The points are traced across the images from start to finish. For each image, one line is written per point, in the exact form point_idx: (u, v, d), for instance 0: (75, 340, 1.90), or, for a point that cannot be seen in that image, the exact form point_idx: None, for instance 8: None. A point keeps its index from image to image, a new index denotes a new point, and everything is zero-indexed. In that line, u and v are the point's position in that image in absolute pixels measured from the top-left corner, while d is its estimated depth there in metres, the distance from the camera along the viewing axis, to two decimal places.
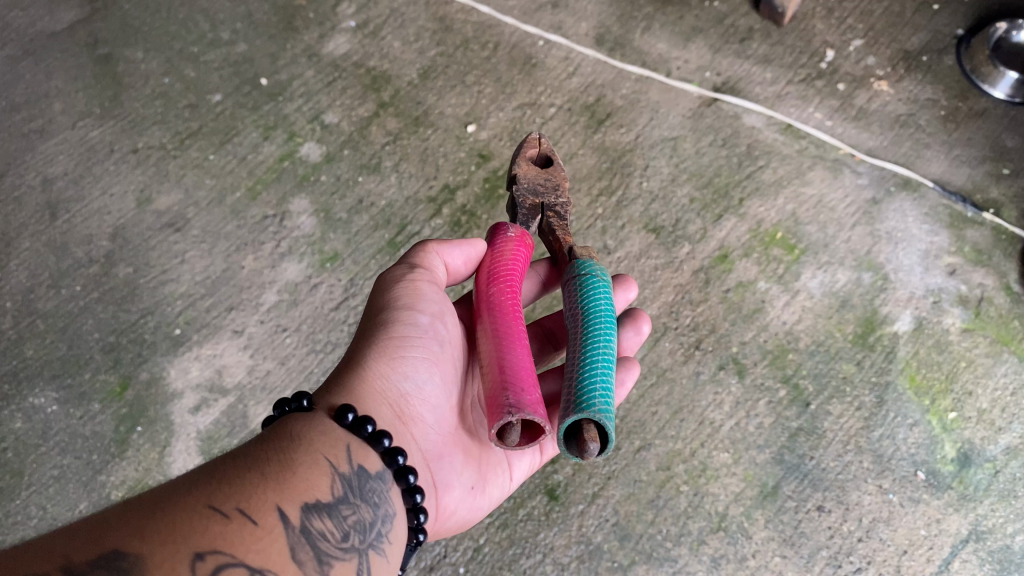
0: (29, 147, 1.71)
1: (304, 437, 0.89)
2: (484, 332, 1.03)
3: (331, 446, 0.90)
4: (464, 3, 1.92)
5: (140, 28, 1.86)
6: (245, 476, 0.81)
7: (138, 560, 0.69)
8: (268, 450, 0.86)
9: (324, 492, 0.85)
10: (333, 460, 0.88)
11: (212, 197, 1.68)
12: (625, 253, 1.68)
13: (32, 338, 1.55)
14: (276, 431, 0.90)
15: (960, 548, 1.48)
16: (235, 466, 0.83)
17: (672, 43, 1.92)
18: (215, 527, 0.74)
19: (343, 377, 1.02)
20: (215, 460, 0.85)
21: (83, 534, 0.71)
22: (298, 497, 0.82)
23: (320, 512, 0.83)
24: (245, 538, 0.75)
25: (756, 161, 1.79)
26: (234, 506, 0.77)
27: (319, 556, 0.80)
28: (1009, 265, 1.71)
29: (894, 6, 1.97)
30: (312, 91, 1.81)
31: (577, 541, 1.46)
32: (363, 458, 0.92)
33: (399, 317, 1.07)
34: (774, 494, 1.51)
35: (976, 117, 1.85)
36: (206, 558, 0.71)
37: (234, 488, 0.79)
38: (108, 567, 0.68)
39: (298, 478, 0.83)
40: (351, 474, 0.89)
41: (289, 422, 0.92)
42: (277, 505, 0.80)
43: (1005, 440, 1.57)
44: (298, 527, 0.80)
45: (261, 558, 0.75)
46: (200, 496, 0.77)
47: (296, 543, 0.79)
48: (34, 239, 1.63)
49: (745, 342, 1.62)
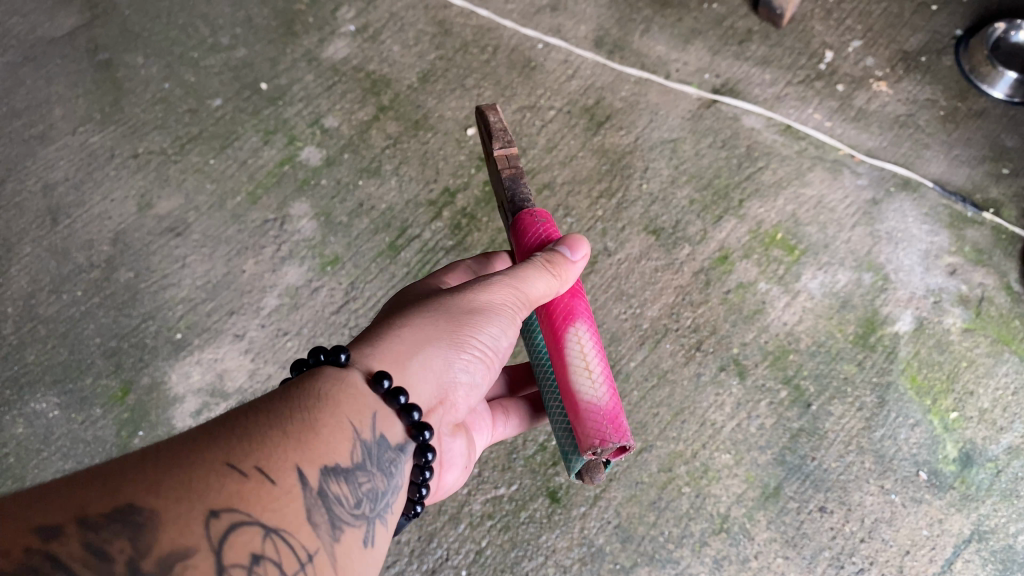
0: (29, 153, 1.72)
1: (332, 396, 0.85)
2: (588, 339, 1.06)
3: (359, 411, 0.86)
4: (463, 8, 1.93)
5: (140, 33, 1.87)
6: (267, 433, 0.78)
7: (153, 515, 0.66)
8: (294, 404, 0.82)
9: (345, 456, 0.82)
10: (358, 425, 0.85)
11: (213, 202, 1.69)
12: (625, 255, 1.68)
13: (33, 343, 1.55)
14: (304, 383, 0.85)
15: (963, 548, 1.48)
16: (257, 420, 0.79)
17: (671, 45, 1.92)
18: (231, 485, 0.72)
19: (405, 347, 0.96)
20: (235, 410, 0.81)
21: (96, 483, 0.68)
22: (318, 459, 0.79)
23: (338, 476, 0.81)
24: (262, 498, 0.73)
25: (756, 162, 1.80)
26: (253, 464, 0.74)
27: (333, 520, 0.78)
28: (1009, 264, 1.71)
29: (892, 8, 1.98)
30: (312, 96, 1.81)
31: (580, 544, 1.46)
32: (388, 426, 0.89)
33: (491, 326, 1.02)
34: (775, 495, 1.51)
35: (975, 117, 1.85)
36: (220, 516, 0.69)
37: (254, 445, 0.76)
38: (122, 522, 0.65)
39: (320, 440, 0.80)
40: (373, 441, 0.86)
41: (322, 375, 0.87)
42: (297, 465, 0.77)
43: (1006, 439, 1.56)
44: (316, 489, 0.78)
45: (277, 519, 0.73)
46: (219, 451, 0.74)
47: (312, 505, 0.76)
48: (35, 245, 1.64)
49: (746, 342, 1.62)
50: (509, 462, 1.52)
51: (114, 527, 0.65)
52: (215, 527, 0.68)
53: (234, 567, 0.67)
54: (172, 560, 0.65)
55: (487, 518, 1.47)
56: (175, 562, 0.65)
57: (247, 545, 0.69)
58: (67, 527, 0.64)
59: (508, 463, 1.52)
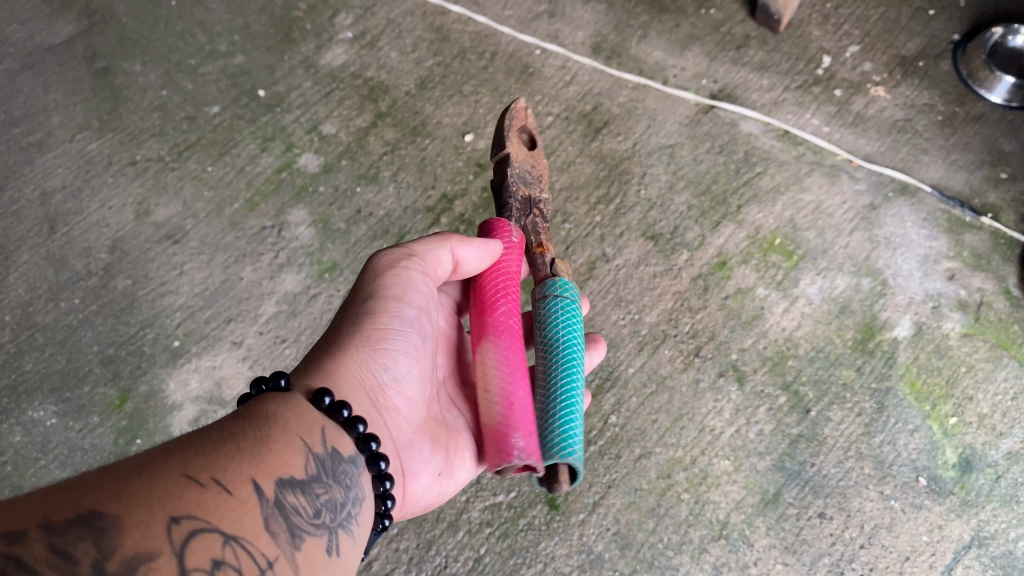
0: (27, 160, 1.72)
1: (281, 415, 0.89)
2: (495, 352, 1.03)
3: (307, 427, 0.89)
4: (460, 14, 1.93)
5: (138, 40, 1.87)
6: (220, 449, 0.81)
7: (115, 521, 0.68)
8: (244, 426, 0.86)
9: (300, 469, 0.85)
10: (308, 441, 0.88)
11: (211, 209, 1.69)
12: (623, 261, 1.68)
13: (31, 351, 1.55)
14: (252, 408, 0.89)
15: (963, 553, 1.48)
16: (211, 438, 0.82)
17: (668, 50, 1.92)
18: (190, 494, 0.74)
19: (320, 360, 1.01)
20: (189, 432, 0.84)
21: (58, 494, 0.69)
22: (272, 472, 0.82)
23: (295, 488, 0.83)
24: (220, 506, 0.75)
25: (754, 167, 1.80)
26: (210, 476, 0.77)
27: (292, 529, 0.79)
28: (1008, 269, 1.71)
29: (890, 13, 1.98)
30: (310, 102, 1.81)
31: (578, 551, 1.46)
32: (339, 441, 0.92)
33: (388, 305, 1.07)
34: (775, 502, 1.51)
35: (973, 122, 1.85)
36: (181, 522, 0.71)
37: (210, 459, 0.79)
38: (86, 527, 0.66)
39: (274, 454, 0.83)
40: (325, 454, 0.89)
41: (268, 398, 0.92)
42: (253, 477, 0.80)
43: (1006, 444, 1.56)
44: (273, 499, 0.80)
45: (236, 526, 0.74)
46: (176, 465, 0.76)
47: (271, 515, 0.78)
48: (33, 252, 1.63)
49: (745, 348, 1.62)
50: (507, 469, 1.51)
51: (78, 531, 0.66)
52: (176, 532, 0.70)
53: (196, 570, 0.68)
54: (136, 562, 0.66)
55: (486, 525, 1.47)
56: (138, 564, 0.66)
57: (208, 549, 0.70)
58: (33, 531, 0.65)
59: (507, 470, 1.51)
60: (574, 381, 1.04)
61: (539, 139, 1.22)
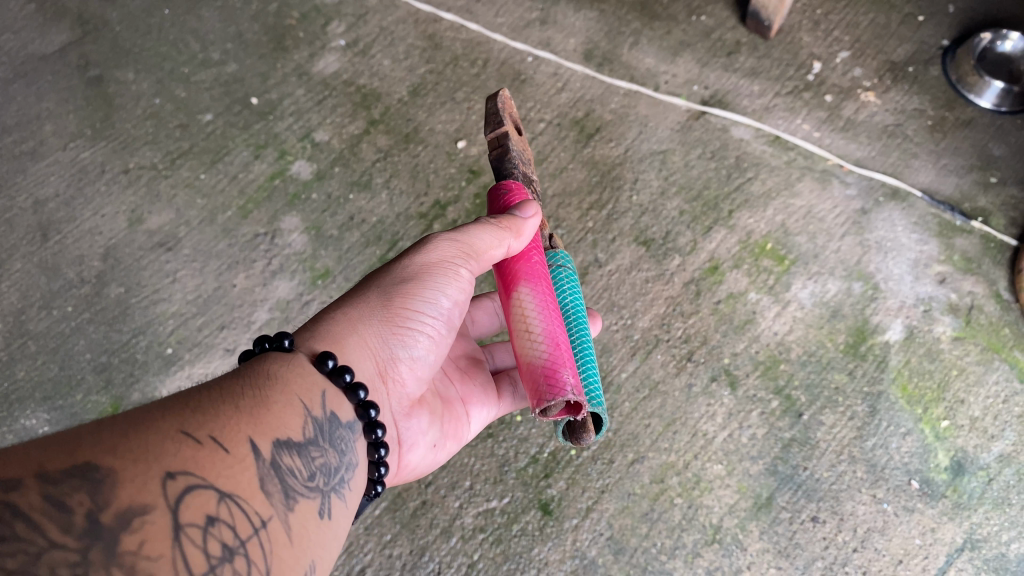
0: (21, 169, 1.73)
1: (280, 377, 0.88)
2: (531, 298, 1.03)
3: (306, 389, 0.89)
4: (453, 21, 1.94)
5: (130, 49, 1.87)
6: (218, 407, 0.80)
7: (111, 473, 0.66)
8: (243, 385, 0.85)
9: (296, 431, 0.85)
10: (306, 404, 0.88)
11: (204, 216, 1.69)
12: (616, 266, 1.69)
13: (23, 360, 1.55)
14: (253, 367, 0.89)
15: (955, 557, 1.48)
16: (208, 396, 0.81)
17: (660, 57, 1.93)
18: (187, 451, 0.72)
19: (341, 325, 1.01)
20: (186, 390, 0.82)
21: (52, 445, 0.67)
22: (269, 432, 0.81)
23: (291, 450, 0.83)
24: (216, 463, 0.74)
25: (745, 173, 1.81)
26: (206, 433, 0.76)
27: (286, 491, 0.79)
28: (998, 272, 1.72)
29: (880, 19, 1.99)
30: (303, 110, 1.82)
31: (572, 556, 1.46)
32: (337, 405, 0.93)
33: (428, 291, 1.07)
34: (768, 506, 1.51)
35: (962, 126, 1.87)
36: (177, 477, 0.69)
37: (207, 417, 0.78)
38: (82, 478, 0.64)
39: (272, 415, 0.83)
40: (323, 418, 0.89)
41: (270, 359, 0.91)
42: (249, 438, 0.79)
43: (998, 447, 1.57)
44: (268, 460, 0.79)
45: (231, 483, 0.74)
46: (173, 421, 0.75)
47: (266, 474, 0.78)
48: (26, 261, 1.64)
49: (736, 353, 1.62)
50: (500, 474, 1.51)
51: (74, 482, 0.64)
52: (171, 487, 0.68)
53: (191, 526, 0.67)
54: (131, 515, 0.64)
55: (479, 531, 1.47)
56: (133, 517, 0.64)
57: (202, 506, 0.69)
58: (28, 480, 0.63)
59: (500, 476, 1.51)
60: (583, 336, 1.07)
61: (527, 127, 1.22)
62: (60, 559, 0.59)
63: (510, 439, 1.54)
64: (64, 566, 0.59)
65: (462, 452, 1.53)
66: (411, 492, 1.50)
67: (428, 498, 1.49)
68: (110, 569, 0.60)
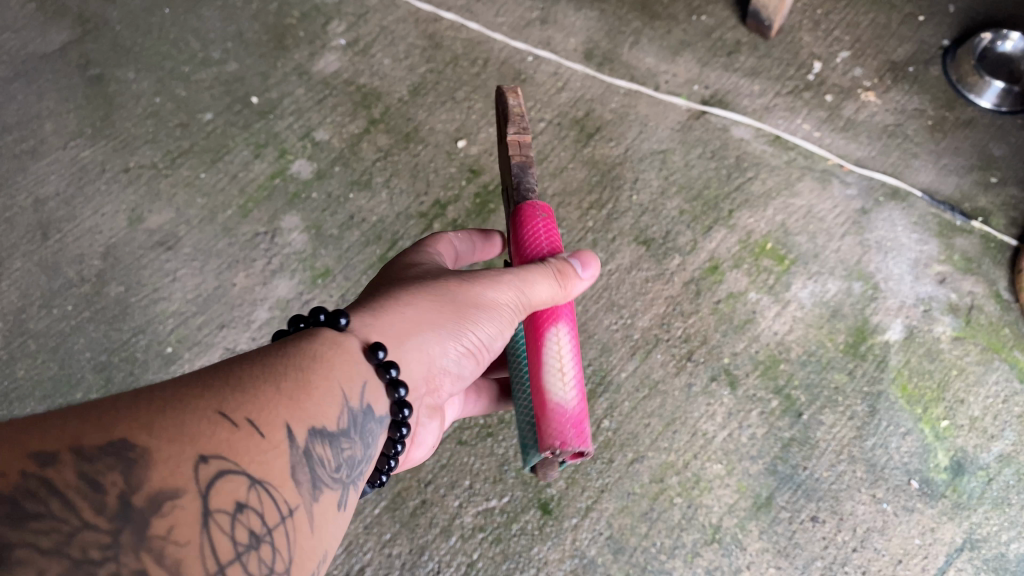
0: (21, 168, 1.73)
1: (327, 359, 0.84)
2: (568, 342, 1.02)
3: (349, 378, 0.84)
4: (453, 21, 1.94)
5: (131, 48, 1.87)
6: (258, 387, 0.76)
7: (145, 454, 0.64)
8: (285, 362, 0.80)
9: (332, 420, 0.81)
10: (347, 393, 0.83)
11: (204, 215, 1.69)
12: (616, 266, 1.69)
13: (23, 358, 1.55)
14: (302, 343, 0.84)
15: (955, 557, 1.48)
16: (251, 372, 0.78)
17: (660, 57, 1.93)
18: (222, 435, 0.70)
19: (400, 322, 0.95)
20: (226, 362, 0.78)
21: (90, 417, 0.65)
22: (307, 419, 0.78)
23: (325, 439, 0.79)
24: (250, 449, 0.71)
25: (745, 172, 1.81)
26: (243, 416, 0.73)
27: (314, 480, 0.76)
28: (998, 272, 1.72)
29: (880, 19, 1.99)
30: (303, 109, 1.82)
31: (572, 555, 1.46)
32: (374, 399, 0.87)
33: (489, 320, 1.01)
34: (767, 505, 1.51)
35: (963, 126, 1.87)
36: (209, 462, 0.67)
37: (247, 398, 0.74)
38: (116, 457, 0.63)
39: (312, 402, 0.79)
40: (359, 410, 0.84)
41: (322, 337, 0.86)
42: (286, 423, 0.76)
43: (998, 447, 1.57)
44: (301, 448, 0.76)
45: (262, 471, 0.71)
46: (211, 400, 0.72)
47: (297, 463, 0.75)
48: (26, 260, 1.64)
49: (736, 353, 1.62)
50: (500, 474, 1.51)
51: (108, 461, 0.62)
52: (203, 471, 0.66)
53: (219, 512, 0.66)
54: (162, 499, 0.63)
55: (478, 530, 1.47)
56: (164, 501, 0.63)
57: (232, 492, 0.68)
58: (64, 456, 0.61)
59: (500, 475, 1.51)
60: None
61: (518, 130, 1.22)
62: (92, 541, 0.58)
63: (510, 438, 1.54)
64: (95, 548, 0.58)
65: (462, 452, 1.53)
66: (411, 492, 1.50)
67: (428, 497, 1.49)
68: (139, 553, 0.59)
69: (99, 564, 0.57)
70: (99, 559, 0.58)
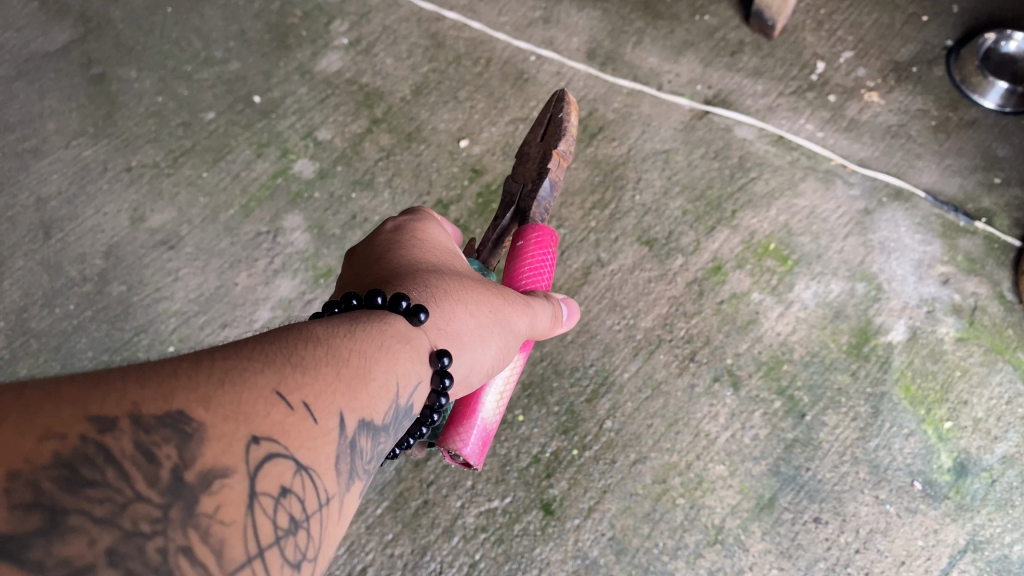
0: (23, 166, 1.72)
1: (385, 348, 0.78)
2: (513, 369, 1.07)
3: (406, 374, 0.78)
4: (455, 20, 1.94)
5: (133, 47, 1.87)
6: (319, 368, 0.69)
7: (201, 427, 0.57)
8: (347, 348, 0.74)
9: (382, 414, 0.74)
10: (400, 388, 0.77)
11: (206, 214, 1.69)
12: (619, 266, 1.68)
13: (26, 357, 1.55)
14: (363, 325, 0.78)
15: (957, 558, 1.48)
16: (312, 350, 0.71)
17: (663, 57, 1.93)
18: (279, 415, 0.63)
19: (464, 334, 0.89)
20: (288, 335, 0.72)
21: (147, 382, 0.58)
22: (361, 409, 0.71)
23: (374, 432, 0.72)
24: (305, 434, 0.64)
25: (748, 172, 1.80)
26: (302, 397, 0.65)
27: (356, 473, 0.69)
28: (1002, 273, 1.71)
29: (884, 19, 1.99)
30: (305, 108, 1.82)
31: (574, 556, 1.46)
32: (418, 400, 0.81)
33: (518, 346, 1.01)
34: (770, 506, 1.51)
35: (966, 127, 1.86)
36: (263, 442, 0.60)
37: (307, 378, 0.67)
38: (173, 428, 0.56)
39: (368, 391, 0.72)
40: (406, 408, 0.78)
41: (385, 325, 0.80)
42: (342, 410, 0.69)
43: (1001, 448, 1.56)
44: (352, 439, 0.69)
45: (314, 460, 0.64)
46: (272, 376, 0.65)
47: (346, 455, 0.68)
48: (28, 258, 1.63)
49: (739, 353, 1.62)
50: (502, 474, 1.51)
51: (164, 432, 0.56)
52: (255, 453, 0.59)
53: (266, 496, 0.58)
54: (213, 476, 0.56)
55: (481, 531, 1.47)
56: (215, 479, 0.56)
57: (281, 476, 0.60)
58: (121, 422, 0.55)
59: (502, 476, 1.51)
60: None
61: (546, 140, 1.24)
62: (142, 514, 0.52)
63: (513, 438, 1.54)
64: (145, 521, 0.52)
65: None
66: (413, 492, 1.49)
67: (430, 498, 1.49)
68: (187, 530, 0.53)
69: (148, 538, 0.51)
70: (148, 532, 0.51)
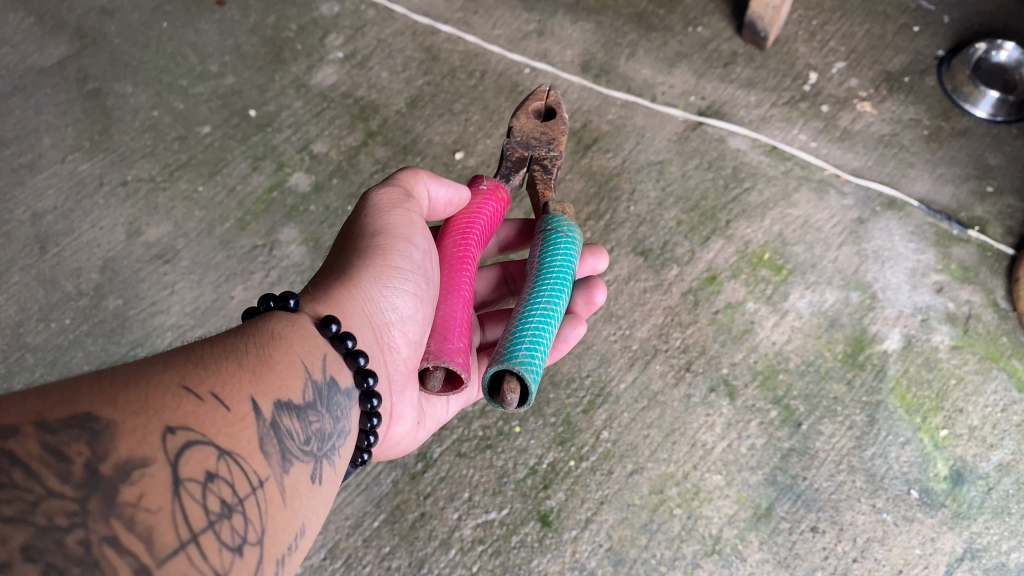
0: (18, 181, 1.73)
1: (284, 336, 0.90)
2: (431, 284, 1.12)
3: (309, 352, 0.91)
4: (450, 33, 1.95)
5: (129, 62, 1.88)
6: (220, 364, 0.81)
7: (110, 425, 0.67)
8: (246, 343, 0.87)
9: (297, 394, 0.86)
10: (308, 366, 0.89)
11: (202, 228, 1.69)
12: (614, 276, 1.69)
13: (21, 372, 1.55)
14: (257, 325, 0.91)
15: (955, 566, 1.48)
16: (210, 352, 0.83)
17: (656, 68, 1.94)
18: (187, 406, 0.74)
19: (335, 289, 1.04)
20: (188, 343, 0.84)
21: (54, 394, 0.68)
22: (270, 393, 0.83)
23: (290, 412, 0.84)
24: (217, 421, 0.75)
25: (743, 183, 1.81)
26: (207, 390, 0.77)
27: (284, 453, 0.81)
28: (996, 281, 1.72)
29: (876, 29, 2.01)
30: (301, 122, 1.83)
31: (571, 568, 1.45)
32: (338, 371, 0.94)
33: (398, 244, 1.10)
34: (767, 516, 1.50)
35: (958, 136, 1.88)
36: (176, 432, 0.71)
37: (208, 373, 0.79)
38: (81, 427, 0.66)
39: (274, 375, 0.84)
40: (323, 382, 0.90)
41: (275, 318, 0.93)
42: (250, 397, 0.80)
43: (997, 456, 1.57)
44: (270, 421, 0.81)
45: (231, 442, 0.75)
46: (176, 374, 0.76)
47: (265, 435, 0.79)
48: (24, 273, 1.63)
49: (735, 363, 1.63)
50: (499, 486, 1.51)
51: (73, 432, 0.65)
52: (171, 441, 0.70)
53: (190, 480, 0.68)
54: (130, 467, 0.66)
55: (478, 542, 1.46)
56: (133, 469, 0.66)
57: (202, 462, 0.71)
58: (28, 428, 0.64)
59: (499, 487, 1.51)
60: (537, 302, 1.05)
61: (560, 107, 1.26)
62: (58, 508, 0.61)
63: (509, 450, 1.54)
64: (61, 515, 0.61)
65: (461, 464, 1.52)
66: (409, 504, 1.49)
67: (427, 510, 1.49)
68: (108, 521, 0.62)
69: (66, 530, 0.60)
70: (66, 525, 0.60)
